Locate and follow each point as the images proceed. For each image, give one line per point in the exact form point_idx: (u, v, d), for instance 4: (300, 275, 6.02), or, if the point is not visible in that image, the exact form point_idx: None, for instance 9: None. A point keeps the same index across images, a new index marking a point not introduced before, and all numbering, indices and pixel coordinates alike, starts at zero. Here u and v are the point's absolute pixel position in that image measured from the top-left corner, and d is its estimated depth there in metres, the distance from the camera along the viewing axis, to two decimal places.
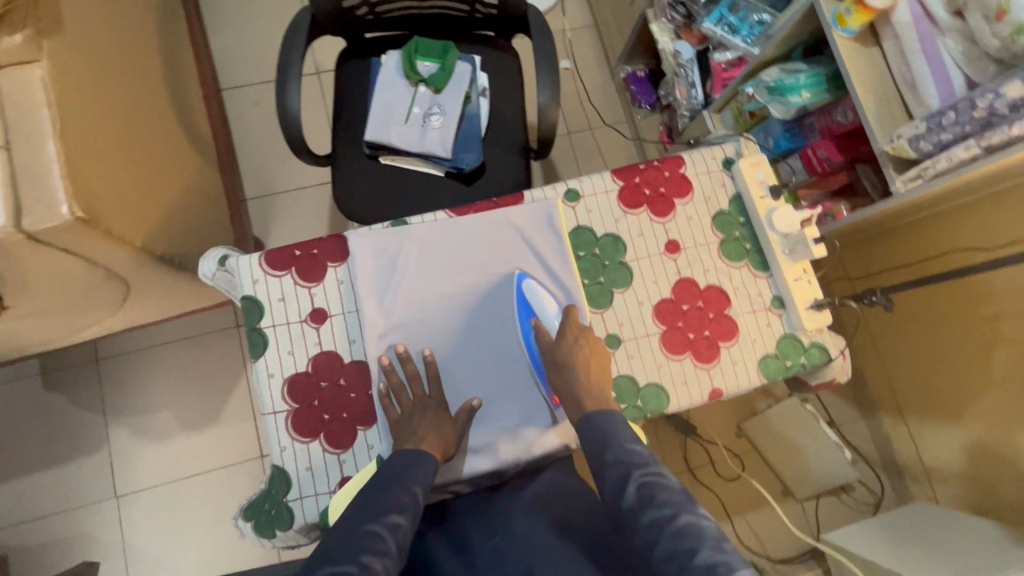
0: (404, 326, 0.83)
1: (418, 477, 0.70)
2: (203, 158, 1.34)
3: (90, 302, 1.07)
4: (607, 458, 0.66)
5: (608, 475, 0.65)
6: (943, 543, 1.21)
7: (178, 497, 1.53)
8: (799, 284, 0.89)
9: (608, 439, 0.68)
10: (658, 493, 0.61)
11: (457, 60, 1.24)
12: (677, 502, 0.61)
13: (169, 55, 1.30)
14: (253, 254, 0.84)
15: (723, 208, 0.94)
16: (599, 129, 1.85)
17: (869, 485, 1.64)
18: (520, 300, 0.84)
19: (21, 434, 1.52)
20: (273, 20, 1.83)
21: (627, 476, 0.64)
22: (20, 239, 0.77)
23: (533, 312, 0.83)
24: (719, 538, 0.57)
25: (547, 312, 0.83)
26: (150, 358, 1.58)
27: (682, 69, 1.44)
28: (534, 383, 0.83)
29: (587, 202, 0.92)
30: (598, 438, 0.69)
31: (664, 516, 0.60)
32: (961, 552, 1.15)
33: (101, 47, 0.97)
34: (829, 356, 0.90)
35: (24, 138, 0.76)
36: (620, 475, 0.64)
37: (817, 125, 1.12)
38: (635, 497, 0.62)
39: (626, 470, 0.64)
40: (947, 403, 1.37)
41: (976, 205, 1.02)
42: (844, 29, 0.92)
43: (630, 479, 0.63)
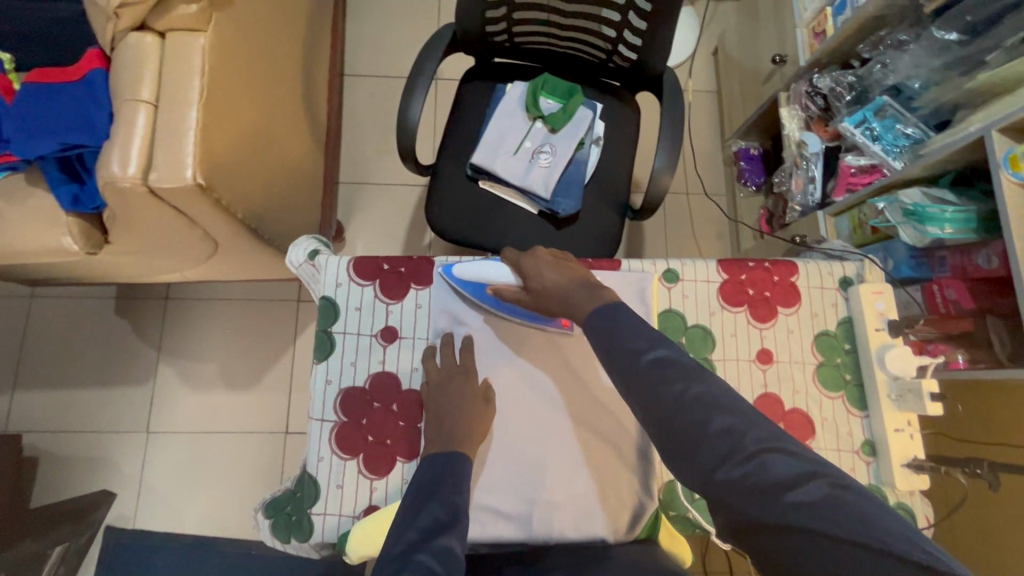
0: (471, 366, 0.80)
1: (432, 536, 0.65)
2: (314, 139, 1.38)
3: (181, 254, 1.11)
4: (622, 344, 0.63)
5: (622, 362, 0.61)
6: None
7: (200, 449, 1.57)
8: (899, 435, 0.80)
9: (616, 330, 0.65)
10: (671, 367, 0.59)
11: (579, 104, 1.23)
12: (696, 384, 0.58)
13: (310, 38, 1.36)
14: (343, 257, 0.84)
15: (828, 329, 0.86)
16: (696, 197, 1.79)
17: None
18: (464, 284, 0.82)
19: (83, 348, 1.61)
20: (407, 22, 1.90)
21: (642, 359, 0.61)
22: (142, 191, 0.81)
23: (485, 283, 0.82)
24: (730, 402, 0.56)
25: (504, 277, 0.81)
26: (213, 309, 1.64)
27: (804, 161, 1.37)
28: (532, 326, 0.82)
29: (685, 287, 0.86)
30: (607, 324, 0.66)
31: (681, 390, 0.58)
32: None
33: (259, 25, 1.02)
34: (916, 524, 0.80)
35: (174, 100, 0.81)
36: (634, 354, 0.61)
37: (950, 261, 1.02)
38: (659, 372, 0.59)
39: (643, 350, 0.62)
40: None
41: None
42: (1015, 173, 0.83)
43: (644, 352, 0.61)
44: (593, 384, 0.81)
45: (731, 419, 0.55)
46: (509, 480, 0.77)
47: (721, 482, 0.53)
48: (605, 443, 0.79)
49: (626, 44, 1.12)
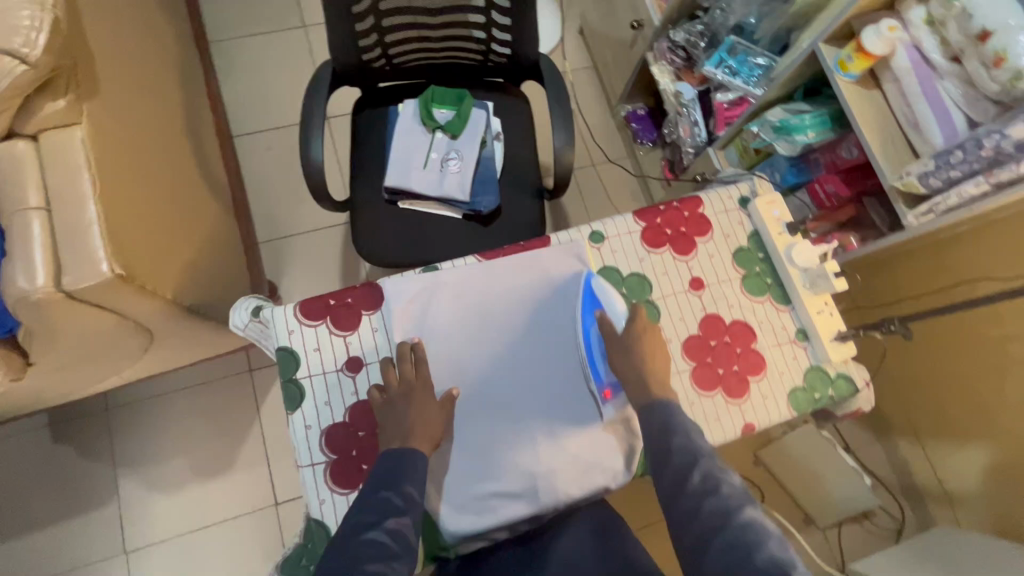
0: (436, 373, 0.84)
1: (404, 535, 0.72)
2: (220, 205, 1.36)
3: (111, 354, 1.06)
4: (674, 444, 0.75)
5: (673, 463, 0.74)
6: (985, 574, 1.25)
7: (191, 550, 1.49)
8: (821, 316, 0.91)
9: (671, 428, 0.76)
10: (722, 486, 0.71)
11: (471, 107, 1.29)
12: (701, 464, 0.73)
13: (189, 108, 1.34)
14: (287, 305, 0.85)
15: (742, 244, 0.96)
16: (602, 165, 1.90)
17: (890, 512, 1.70)
18: (586, 295, 0.87)
19: (28, 488, 1.48)
20: (283, 69, 1.89)
21: (694, 465, 0.73)
22: (58, 298, 0.78)
23: (595, 365, 0.84)
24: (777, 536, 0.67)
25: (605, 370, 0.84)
26: (163, 405, 1.57)
27: (685, 108, 1.50)
28: (585, 376, 0.85)
29: (611, 243, 0.94)
30: (663, 426, 0.77)
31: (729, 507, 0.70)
32: None
33: (132, 105, 1.00)
34: (855, 386, 0.91)
35: (65, 199, 0.78)
36: (688, 461, 0.74)
37: (822, 160, 1.17)
38: (699, 483, 0.72)
39: (694, 459, 0.74)
40: (968, 418, 1.47)
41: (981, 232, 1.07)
42: (846, 74, 0.97)
43: (695, 467, 0.73)
44: (557, 357, 0.87)
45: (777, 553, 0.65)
46: (502, 466, 0.82)
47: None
48: (580, 405, 0.85)
49: (498, 41, 1.19)
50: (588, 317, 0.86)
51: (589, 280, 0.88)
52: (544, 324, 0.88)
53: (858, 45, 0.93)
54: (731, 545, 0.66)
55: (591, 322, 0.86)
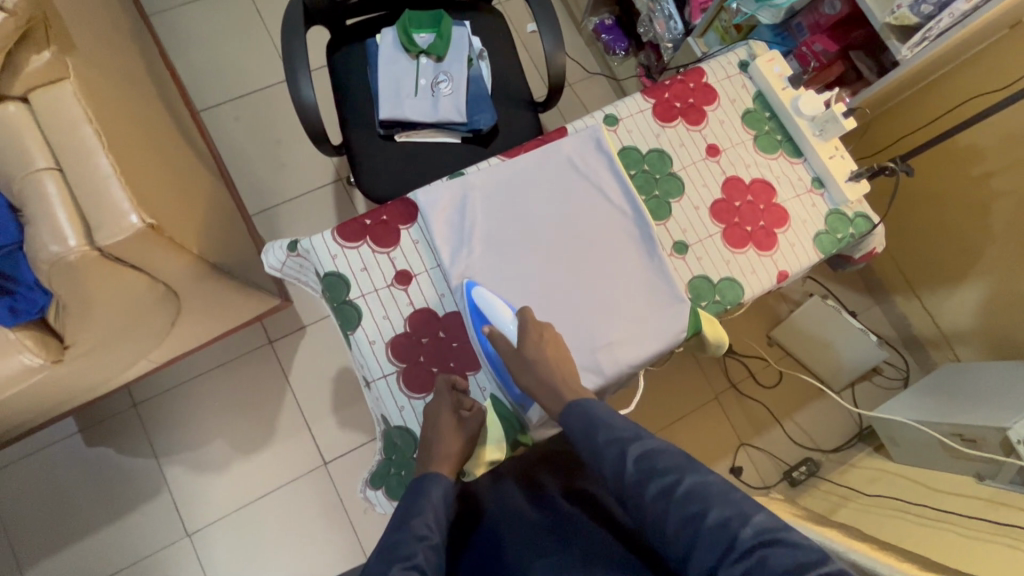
0: (489, 269, 0.86)
1: (418, 508, 0.74)
2: (209, 172, 1.32)
3: (142, 329, 1.05)
4: (599, 441, 0.74)
5: (607, 457, 0.73)
6: (993, 392, 1.38)
7: (251, 521, 1.51)
8: (833, 160, 0.95)
9: (594, 424, 0.75)
10: (656, 464, 0.70)
11: (450, 26, 1.26)
12: (621, 438, 0.74)
13: (154, 76, 1.27)
14: (324, 232, 0.85)
15: (749, 107, 0.99)
16: (579, 83, 1.88)
17: (895, 363, 1.82)
18: (472, 311, 0.82)
19: (72, 495, 1.47)
20: (234, 34, 1.79)
21: (623, 456, 0.72)
22: (93, 258, 0.76)
23: (486, 319, 0.81)
24: (724, 490, 0.67)
25: (500, 317, 0.81)
26: (191, 390, 1.55)
27: (657, 4, 1.51)
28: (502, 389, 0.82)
29: (626, 124, 0.95)
30: (585, 424, 0.75)
31: (668, 484, 0.68)
32: (1013, 395, 1.31)
33: (106, 66, 0.95)
34: (872, 222, 0.97)
35: (76, 156, 0.75)
36: (617, 453, 0.73)
37: (805, 23, 1.19)
38: (636, 473, 0.70)
39: (621, 450, 0.73)
40: (957, 260, 1.57)
41: (972, 61, 1.18)
42: None
43: (626, 458, 0.72)
44: (596, 240, 0.90)
45: (726, 510, 0.65)
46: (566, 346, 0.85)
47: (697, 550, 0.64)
48: (628, 278, 0.89)
49: None
50: (479, 335, 0.81)
51: (469, 292, 0.82)
52: (582, 213, 0.90)
53: None
54: (680, 522, 0.66)
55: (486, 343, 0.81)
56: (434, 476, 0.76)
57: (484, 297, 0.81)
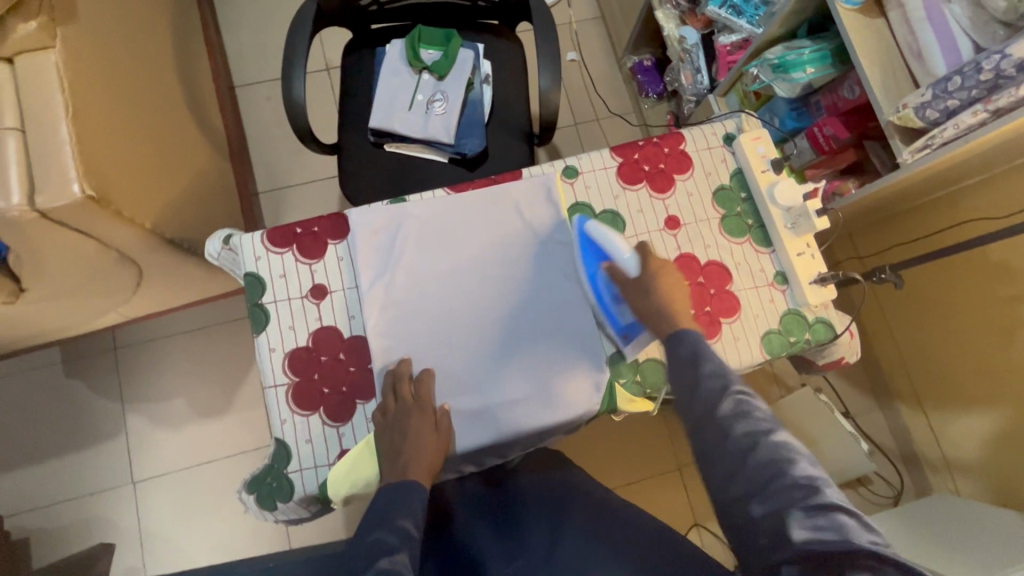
0: (402, 302, 0.84)
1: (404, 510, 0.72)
2: (212, 148, 1.38)
3: (102, 286, 1.10)
4: (704, 370, 0.70)
5: (704, 387, 0.69)
6: (973, 542, 1.21)
7: (190, 483, 1.56)
8: (801, 258, 0.87)
9: (700, 356, 0.72)
10: (754, 411, 0.66)
11: (459, 47, 1.25)
12: (726, 374, 0.69)
13: (181, 50, 1.35)
14: (256, 232, 0.86)
15: (724, 183, 0.93)
16: (606, 119, 1.84)
17: (887, 478, 1.66)
18: (590, 240, 0.86)
19: (42, 419, 1.57)
20: (284, 19, 1.87)
21: (723, 392, 0.68)
22: (33, 217, 0.80)
23: (606, 252, 0.84)
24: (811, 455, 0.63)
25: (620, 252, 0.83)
26: (166, 345, 1.63)
27: (688, 54, 1.45)
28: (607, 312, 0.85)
29: (585, 179, 0.91)
30: (691, 353, 0.72)
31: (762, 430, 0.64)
32: (991, 551, 1.15)
33: (113, 36, 1.01)
34: (835, 331, 0.88)
35: (38, 121, 0.80)
36: (718, 389, 0.68)
37: (823, 103, 1.11)
38: (730, 411, 0.66)
39: (723, 386, 0.68)
40: (970, 384, 1.39)
41: (1004, 175, 1.02)
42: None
43: (725, 396, 0.67)
44: (528, 289, 0.86)
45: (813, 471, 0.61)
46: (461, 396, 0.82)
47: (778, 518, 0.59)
48: (553, 333, 0.85)
49: None
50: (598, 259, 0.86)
51: (584, 224, 0.86)
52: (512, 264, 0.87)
53: None
54: (764, 464, 0.62)
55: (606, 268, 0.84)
56: (414, 485, 0.73)
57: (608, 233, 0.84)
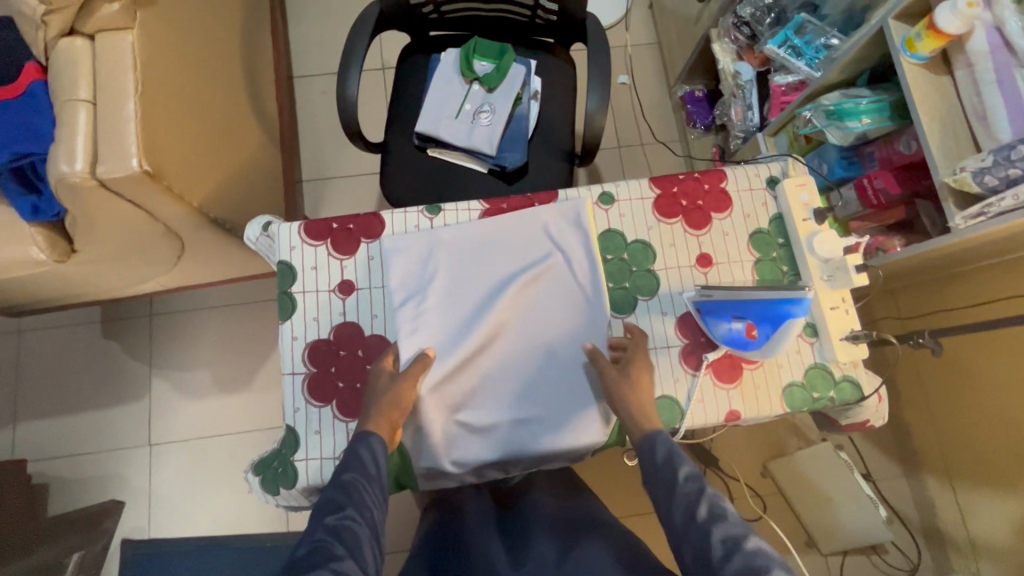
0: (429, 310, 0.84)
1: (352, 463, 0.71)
2: (264, 134, 1.43)
3: (147, 256, 1.15)
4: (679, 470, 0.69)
5: (682, 488, 0.68)
6: None
7: (203, 453, 1.61)
8: (834, 312, 0.85)
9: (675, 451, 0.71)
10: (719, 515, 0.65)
11: (512, 62, 1.27)
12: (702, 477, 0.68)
13: (248, 39, 1.41)
14: (294, 223, 0.89)
15: (761, 227, 0.91)
16: (650, 145, 1.83)
17: (905, 550, 1.58)
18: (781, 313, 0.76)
19: (76, 373, 1.65)
20: (348, 17, 1.93)
21: (700, 493, 0.67)
22: (92, 184, 0.85)
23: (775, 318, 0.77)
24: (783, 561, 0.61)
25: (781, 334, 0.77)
26: (197, 317, 1.69)
27: (740, 91, 1.44)
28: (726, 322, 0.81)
29: (621, 207, 0.91)
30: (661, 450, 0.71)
31: (737, 535, 0.63)
32: None
33: (187, 21, 1.06)
34: (862, 393, 0.84)
35: (110, 96, 0.85)
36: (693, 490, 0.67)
37: (877, 155, 1.08)
38: (706, 517, 0.65)
39: (699, 487, 0.67)
40: (1003, 465, 1.32)
41: None
42: (913, 55, 0.88)
43: (701, 500, 0.66)
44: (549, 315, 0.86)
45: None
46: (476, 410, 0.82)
47: None
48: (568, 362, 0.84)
49: None
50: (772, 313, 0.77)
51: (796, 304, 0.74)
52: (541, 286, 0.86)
53: (930, 22, 0.84)
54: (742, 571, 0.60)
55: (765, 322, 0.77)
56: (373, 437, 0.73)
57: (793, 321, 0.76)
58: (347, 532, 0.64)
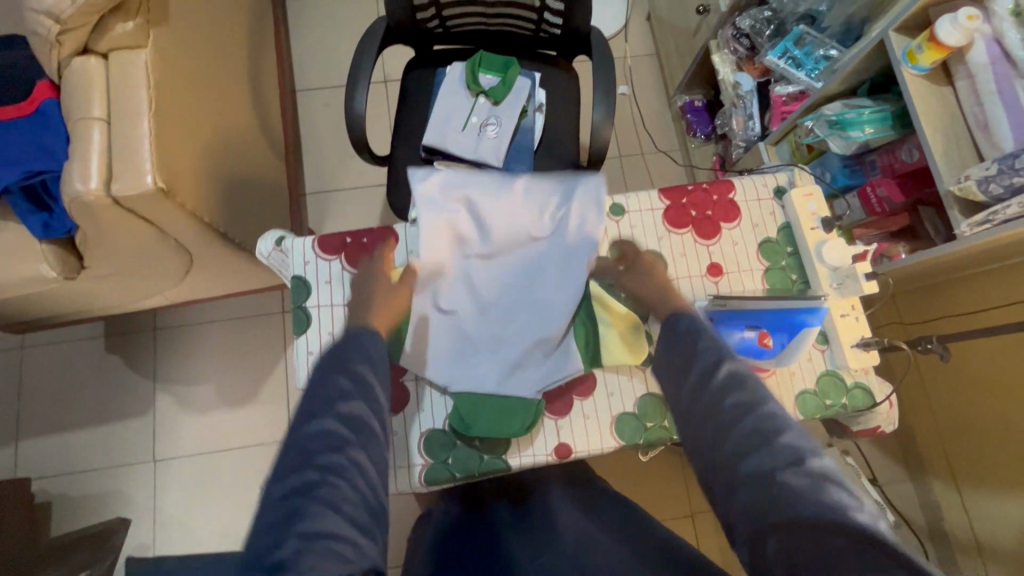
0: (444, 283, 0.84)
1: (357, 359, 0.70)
2: (270, 147, 1.44)
3: (156, 272, 1.16)
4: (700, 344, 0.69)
5: (699, 362, 0.67)
6: None
7: (207, 468, 1.60)
8: (845, 320, 0.85)
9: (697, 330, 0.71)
10: (741, 382, 0.63)
11: (517, 75, 1.29)
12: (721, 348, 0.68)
13: (253, 53, 1.42)
14: (307, 237, 0.89)
15: (770, 236, 0.92)
16: (651, 154, 1.85)
17: (912, 555, 1.59)
18: (796, 324, 0.77)
19: (79, 389, 1.64)
20: (350, 31, 1.95)
21: (719, 358, 0.66)
22: (106, 203, 0.85)
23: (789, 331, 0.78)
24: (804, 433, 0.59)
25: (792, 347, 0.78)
26: (202, 331, 1.68)
27: (741, 101, 1.46)
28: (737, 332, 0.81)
29: (632, 218, 0.92)
30: (688, 328, 0.71)
31: (754, 402, 0.61)
32: None
33: (197, 37, 1.07)
34: (874, 400, 0.85)
35: (123, 115, 0.86)
36: (712, 358, 0.67)
37: (879, 163, 1.10)
38: (723, 379, 0.64)
39: (718, 354, 0.67)
40: (1006, 469, 1.32)
41: None
42: (915, 66, 0.90)
43: (720, 364, 0.66)
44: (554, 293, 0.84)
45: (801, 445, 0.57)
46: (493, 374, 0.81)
47: (768, 479, 0.55)
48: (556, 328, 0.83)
49: (551, 11, 1.18)
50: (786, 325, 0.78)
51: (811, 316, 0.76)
52: (558, 268, 0.85)
53: (931, 35, 0.85)
54: (753, 430, 0.59)
55: (778, 331, 0.79)
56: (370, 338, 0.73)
57: (806, 333, 0.77)
58: (353, 417, 0.64)
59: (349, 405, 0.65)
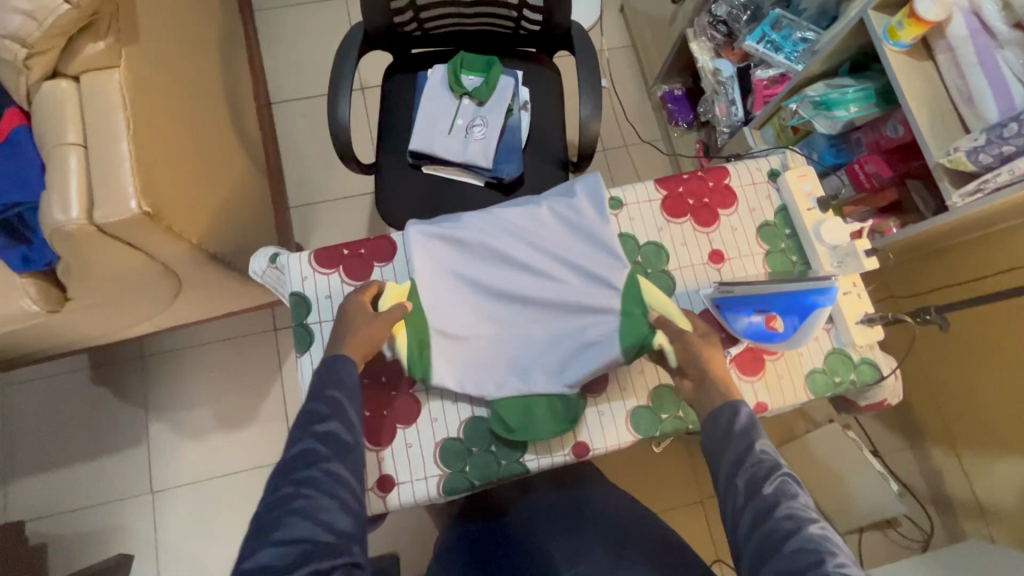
0: (455, 287, 0.85)
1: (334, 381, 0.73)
2: (251, 162, 1.40)
3: (143, 299, 1.12)
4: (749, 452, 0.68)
5: (746, 468, 0.67)
6: None
7: (208, 495, 1.55)
8: (848, 297, 0.86)
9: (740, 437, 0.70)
10: (789, 498, 0.63)
11: (500, 74, 1.28)
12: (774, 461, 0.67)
13: (227, 67, 1.38)
14: (303, 252, 0.87)
15: (767, 219, 0.93)
16: (634, 146, 1.86)
17: (917, 522, 1.62)
18: (804, 304, 0.75)
19: (67, 425, 1.58)
20: (323, 40, 1.91)
21: (768, 474, 0.65)
22: (90, 231, 0.82)
23: (798, 311, 0.76)
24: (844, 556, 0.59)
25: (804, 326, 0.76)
26: (192, 355, 1.64)
27: (722, 87, 1.46)
28: (747, 315, 0.81)
29: (630, 211, 0.92)
30: (735, 432, 0.70)
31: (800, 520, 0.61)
32: None
33: (170, 54, 1.04)
34: (881, 374, 0.87)
35: (100, 138, 0.83)
36: (758, 473, 0.66)
37: (864, 140, 1.11)
38: (772, 492, 0.64)
39: (769, 468, 0.66)
40: (1004, 430, 1.35)
41: None
42: (896, 43, 0.91)
43: (770, 477, 0.65)
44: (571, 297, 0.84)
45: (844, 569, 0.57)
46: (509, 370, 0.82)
47: None
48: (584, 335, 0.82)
49: (530, 8, 1.17)
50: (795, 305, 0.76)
51: (818, 295, 0.73)
52: (569, 272, 0.86)
53: (911, 11, 0.86)
54: (797, 551, 0.59)
55: (787, 311, 0.77)
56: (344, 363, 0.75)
57: (817, 312, 0.74)
58: (331, 436, 0.68)
59: (324, 425, 0.69)
